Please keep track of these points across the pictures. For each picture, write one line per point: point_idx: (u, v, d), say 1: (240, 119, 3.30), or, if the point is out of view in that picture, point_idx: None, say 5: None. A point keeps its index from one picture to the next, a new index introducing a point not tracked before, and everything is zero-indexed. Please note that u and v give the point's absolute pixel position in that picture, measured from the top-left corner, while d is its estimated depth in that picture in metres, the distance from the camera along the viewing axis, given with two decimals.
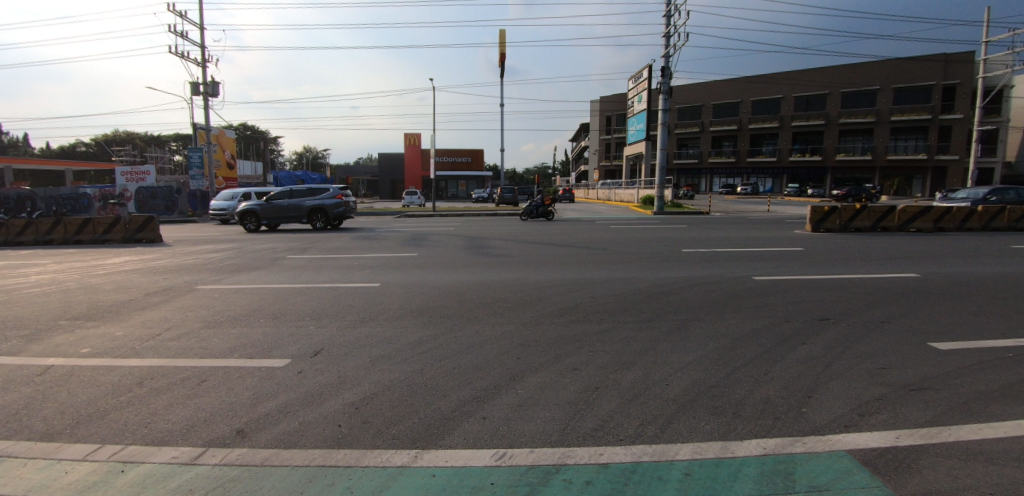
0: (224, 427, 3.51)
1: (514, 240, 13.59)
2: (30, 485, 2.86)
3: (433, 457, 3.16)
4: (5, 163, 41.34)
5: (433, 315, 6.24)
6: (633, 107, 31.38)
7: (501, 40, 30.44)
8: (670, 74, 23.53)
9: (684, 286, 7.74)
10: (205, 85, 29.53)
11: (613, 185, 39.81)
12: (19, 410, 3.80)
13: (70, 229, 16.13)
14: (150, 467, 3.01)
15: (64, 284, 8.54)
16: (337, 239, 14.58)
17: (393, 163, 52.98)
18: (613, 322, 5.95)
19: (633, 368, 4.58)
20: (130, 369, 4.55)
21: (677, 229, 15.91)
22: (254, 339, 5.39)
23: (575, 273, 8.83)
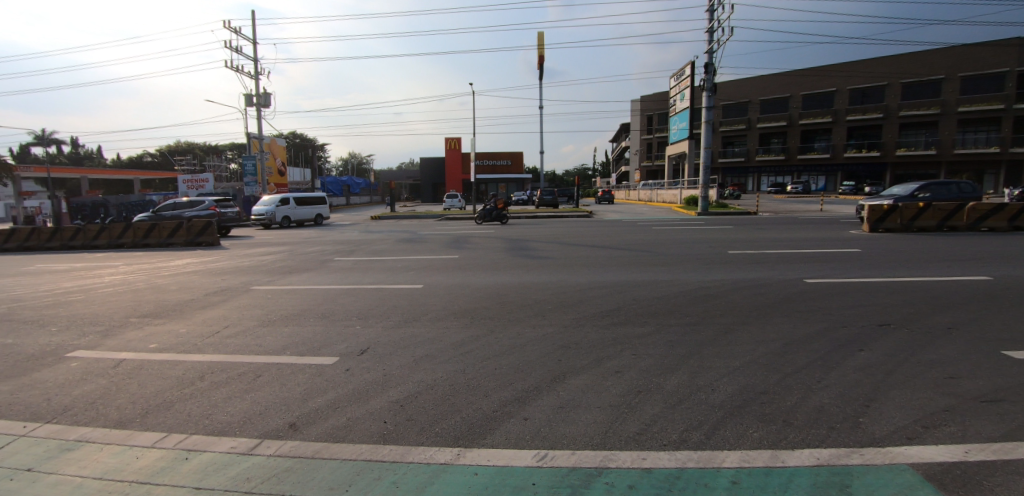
0: (278, 420, 3.68)
1: (554, 242, 13.58)
2: (106, 469, 3.09)
3: (475, 456, 3.19)
4: (82, 174, 44.86)
5: (475, 317, 6.31)
6: (676, 106, 30.71)
7: (540, 42, 30.52)
8: (714, 70, 22.88)
9: (732, 290, 7.48)
10: (258, 96, 31.12)
11: (655, 185, 39.03)
12: (98, 399, 4.12)
13: (139, 233, 17.31)
14: (211, 455, 3.20)
15: (135, 284, 9.20)
16: (382, 242, 14.99)
17: (434, 167, 54.01)
18: (657, 325, 5.83)
19: (677, 372, 4.48)
20: (193, 364, 4.84)
21: (722, 230, 15.44)
22: (305, 337, 5.62)
23: (617, 275, 8.69)
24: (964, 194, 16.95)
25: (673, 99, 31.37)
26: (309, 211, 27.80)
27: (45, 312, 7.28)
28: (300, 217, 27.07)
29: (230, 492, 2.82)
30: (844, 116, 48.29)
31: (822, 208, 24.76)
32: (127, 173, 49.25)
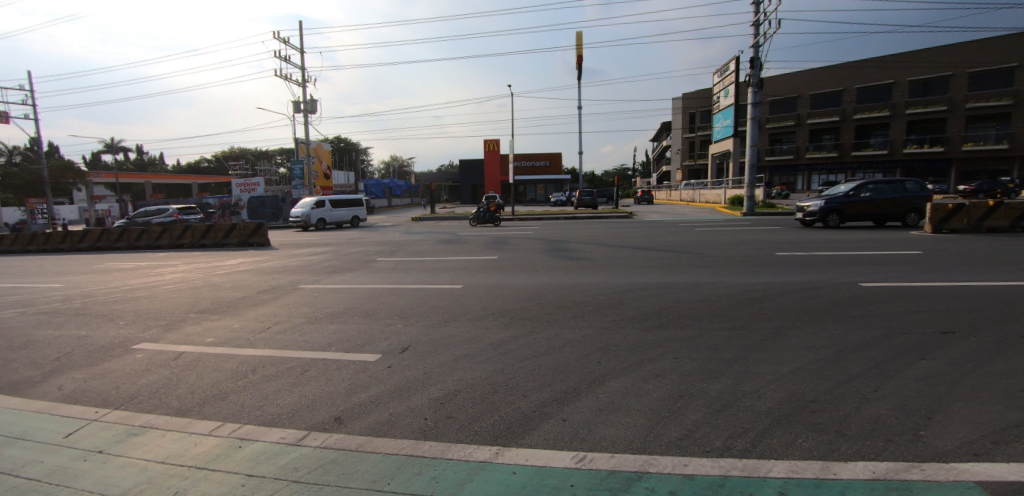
0: (324, 413, 3.81)
1: (593, 243, 13.43)
2: (167, 453, 3.28)
3: (514, 455, 3.20)
4: (145, 179, 47.91)
5: (514, 317, 6.32)
6: (719, 103, 29.86)
7: (578, 42, 30.32)
8: (760, 65, 22.08)
9: (779, 293, 7.20)
10: (305, 103, 32.38)
11: (697, 185, 38.02)
12: (160, 389, 4.39)
13: (197, 234, 18.33)
14: (262, 445, 3.34)
15: (193, 282, 9.75)
16: (423, 242, 15.30)
17: (473, 169, 54.56)
18: (699, 329, 5.68)
19: (721, 377, 4.34)
20: (246, 358, 5.09)
21: (770, 231, 14.87)
22: (350, 334, 5.79)
23: (657, 277, 8.53)
24: (911, 194, 15.28)
25: (716, 96, 30.52)
26: (346, 211, 28.53)
27: (114, 306, 7.82)
28: (335, 218, 27.88)
29: (280, 480, 2.94)
30: (904, 110, 45.60)
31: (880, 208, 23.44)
32: (187, 177, 52.25)
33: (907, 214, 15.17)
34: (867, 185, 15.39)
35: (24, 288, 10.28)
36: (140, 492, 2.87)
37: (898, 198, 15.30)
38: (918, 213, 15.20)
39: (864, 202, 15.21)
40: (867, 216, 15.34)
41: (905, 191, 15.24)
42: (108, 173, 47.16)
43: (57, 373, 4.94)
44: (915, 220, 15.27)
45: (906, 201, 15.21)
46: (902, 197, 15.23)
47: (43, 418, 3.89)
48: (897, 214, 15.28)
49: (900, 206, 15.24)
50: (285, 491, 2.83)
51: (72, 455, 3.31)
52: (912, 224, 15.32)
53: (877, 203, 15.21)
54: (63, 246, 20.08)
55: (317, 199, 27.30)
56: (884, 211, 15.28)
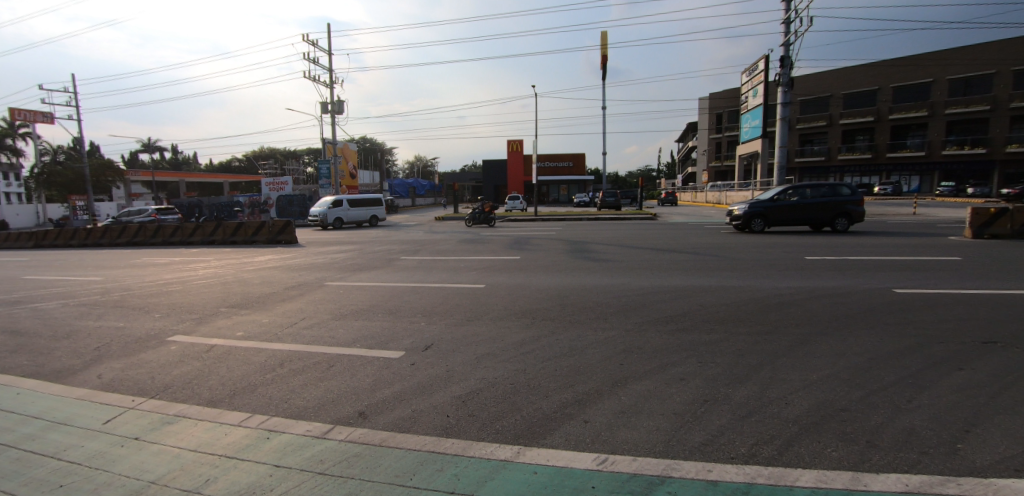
0: (349, 408, 3.87)
1: (616, 244, 13.30)
2: (199, 442, 3.39)
3: (535, 455, 3.20)
4: (180, 178, 49.50)
5: (536, 317, 6.31)
6: (747, 103, 29.26)
7: (603, 42, 30.09)
8: (790, 64, 21.52)
9: (808, 298, 7.01)
10: (332, 104, 32.98)
11: (724, 187, 37.31)
12: (191, 380, 4.53)
13: (228, 231, 18.90)
14: (289, 437, 3.42)
15: (223, 278, 10.03)
16: (446, 242, 15.42)
17: (495, 169, 54.70)
18: (725, 333, 5.57)
19: (747, 382, 4.25)
20: (274, 352, 5.21)
21: (799, 234, 14.50)
22: (374, 331, 5.88)
23: (682, 280, 8.41)
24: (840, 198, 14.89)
25: (744, 96, 29.92)
26: (365, 211, 28.81)
27: (149, 300, 8.11)
28: (351, 218, 28.27)
29: (306, 472, 3.01)
30: (943, 109, 43.93)
31: (917, 212, 22.57)
32: (218, 176, 53.86)
33: (835, 218, 14.84)
34: (793, 189, 15.15)
35: (66, 281, 10.74)
36: (174, 479, 2.97)
37: (827, 203, 14.96)
38: (848, 217, 14.88)
39: (786, 207, 15.02)
40: (790, 221, 15.13)
41: (835, 195, 14.87)
42: (144, 171, 48.98)
43: (97, 362, 5.16)
44: (843, 225, 14.92)
45: (834, 206, 14.86)
46: (829, 200, 14.91)
47: (83, 405, 4.06)
48: (824, 219, 14.98)
49: (828, 211, 14.91)
50: (311, 482, 2.89)
51: (110, 441, 3.44)
52: (840, 229, 14.98)
53: (800, 207, 15.00)
54: (102, 241, 20.93)
55: (335, 199, 27.68)
56: (810, 215, 15.00)
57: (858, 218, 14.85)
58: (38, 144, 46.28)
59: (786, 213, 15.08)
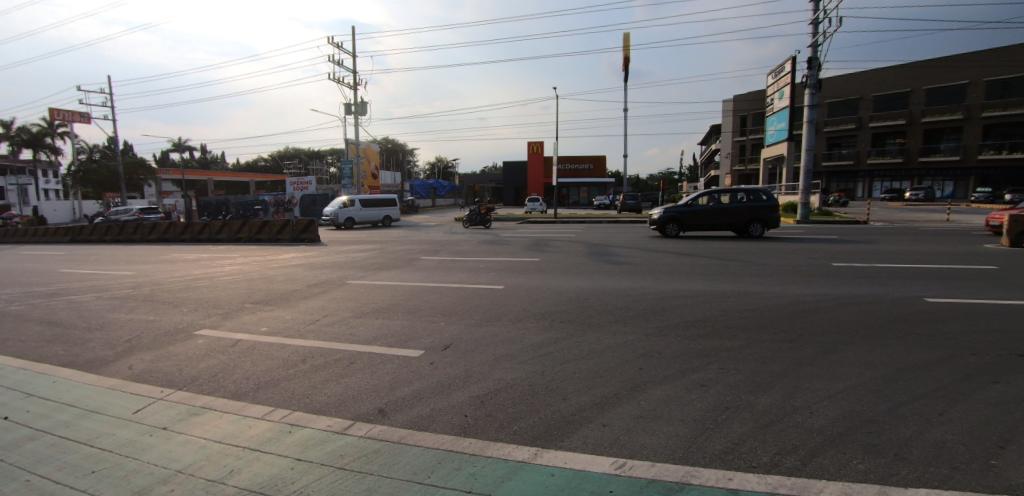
0: (369, 405, 3.92)
1: (637, 247, 13.19)
2: (224, 434, 3.47)
3: (553, 456, 3.19)
4: (208, 176, 50.75)
5: (556, 319, 6.30)
6: (773, 105, 28.74)
7: (626, 44, 29.88)
8: (818, 65, 21.05)
9: (834, 305, 6.84)
10: (355, 105, 33.49)
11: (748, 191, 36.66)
12: (217, 373, 4.65)
13: (253, 229, 19.32)
14: (311, 431, 3.48)
15: (249, 274, 10.26)
16: (466, 242, 15.50)
17: (515, 171, 54.75)
18: (747, 340, 5.47)
19: (770, 390, 4.17)
20: (297, 348, 5.31)
21: (826, 240, 14.15)
22: (394, 330, 5.94)
23: (703, 284, 8.29)
24: (755, 203, 15.17)
25: (770, 99, 29.39)
26: (377, 211, 29.10)
27: (178, 294, 8.35)
28: (363, 218, 28.63)
29: (327, 466, 3.05)
30: (979, 112, 42.48)
31: (950, 219, 21.86)
32: (244, 175, 55.14)
33: (749, 223, 15.14)
34: (707, 194, 15.49)
35: (101, 275, 11.13)
36: (200, 468, 3.04)
37: (741, 208, 15.27)
38: (762, 223, 15.14)
39: (700, 212, 15.37)
40: (703, 226, 15.47)
41: (748, 201, 15.12)
42: (174, 169, 50.46)
43: (128, 354, 5.33)
44: (759, 229, 15.21)
45: (749, 211, 15.17)
46: (743, 206, 15.20)
47: (115, 394, 4.20)
48: (739, 223, 15.29)
49: (742, 216, 15.23)
50: (331, 476, 2.93)
51: (140, 430, 3.55)
52: (756, 234, 15.28)
53: (714, 212, 15.33)
54: (134, 238, 21.61)
55: (348, 199, 28.06)
56: (724, 220, 15.33)
57: (774, 223, 15.12)
58: (75, 143, 48.08)
59: (699, 218, 15.43)
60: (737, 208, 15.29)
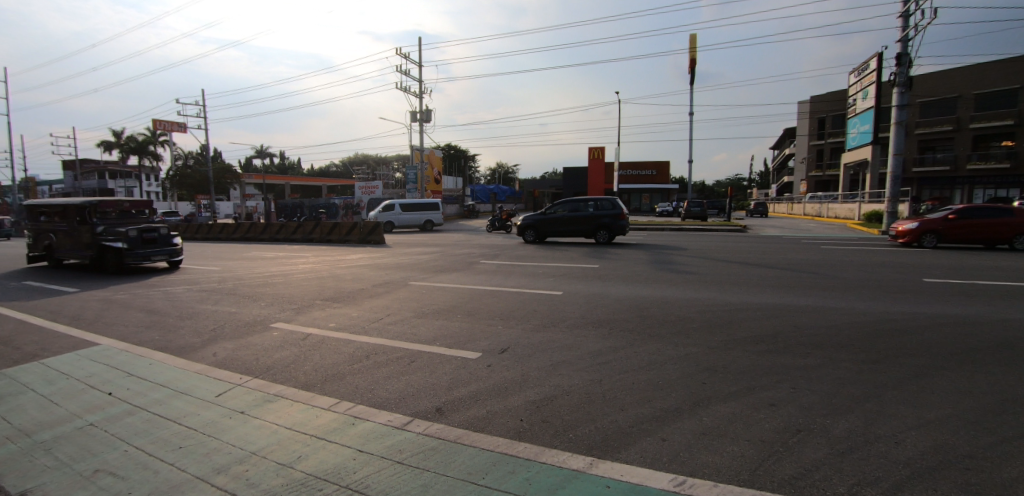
0: (427, 403, 4.02)
1: (701, 256, 12.68)
2: (294, 421, 3.67)
3: (608, 468, 3.11)
4: (286, 181, 54.32)
5: (615, 328, 6.16)
6: (856, 106, 26.74)
7: (692, 46, 28.92)
8: (909, 62, 19.35)
9: (926, 325, 6.21)
10: (420, 112, 34.66)
11: (826, 199, 34.22)
12: (289, 364, 4.94)
13: (324, 230, 20.47)
14: (372, 425, 3.61)
15: (319, 273, 10.88)
16: (524, 247, 15.57)
17: (574, 176, 54.32)
18: (823, 359, 5.09)
19: (848, 415, 3.85)
20: (361, 344, 5.55)
21: (917, 253, 12.93)
22: (453, 331, 6.06)
23: (774, 298, 7.82)
24: (600, 212, 16.33)
25: (851, 99, 27.39)
26: (415, 214, 29.66)
27: (257, 289, 8.99)
28: (402, 221, 29.79)
29: (386, 459, 3.15)
30: None
31: None
32: (318, 180, 58.57)
33: (596, 230, 16.26)
34: (561, 203, 16.84)
35: (199, 270, 12.12)
36: (272, 452, 3.24)
37: (589, 216, 16.45)
38: (608, 230, 16.23)
39: (551, 218, 16.70)
40: (555, 232, 16.74)
41: (595, 209, 16.34)
42: (256, 174, 54.45)
43: (213, 342, 5.78)
44: (604, 237, 16.31)
45: (595, 219, 16.33)
46: (591, 215, 16.40)
47: (200, 378, 4.57)
48: (588, 231, 16.44)
49: (590, 224, 16.37)
50: (390, 469, 3.03)
51: (221, 412, 3.84)
52: (603, 241, 16.36)
53: (565, 219, 16.60)
54: (220, 236, 23.53)
55: (386, 204, 29.05)
56: (574, 227, 16.53)
57: (618, 229, 16.17)
58: (173, 150, 53.09)
59: (551, 224, 16.73)
60: (585, 216, 16.52)
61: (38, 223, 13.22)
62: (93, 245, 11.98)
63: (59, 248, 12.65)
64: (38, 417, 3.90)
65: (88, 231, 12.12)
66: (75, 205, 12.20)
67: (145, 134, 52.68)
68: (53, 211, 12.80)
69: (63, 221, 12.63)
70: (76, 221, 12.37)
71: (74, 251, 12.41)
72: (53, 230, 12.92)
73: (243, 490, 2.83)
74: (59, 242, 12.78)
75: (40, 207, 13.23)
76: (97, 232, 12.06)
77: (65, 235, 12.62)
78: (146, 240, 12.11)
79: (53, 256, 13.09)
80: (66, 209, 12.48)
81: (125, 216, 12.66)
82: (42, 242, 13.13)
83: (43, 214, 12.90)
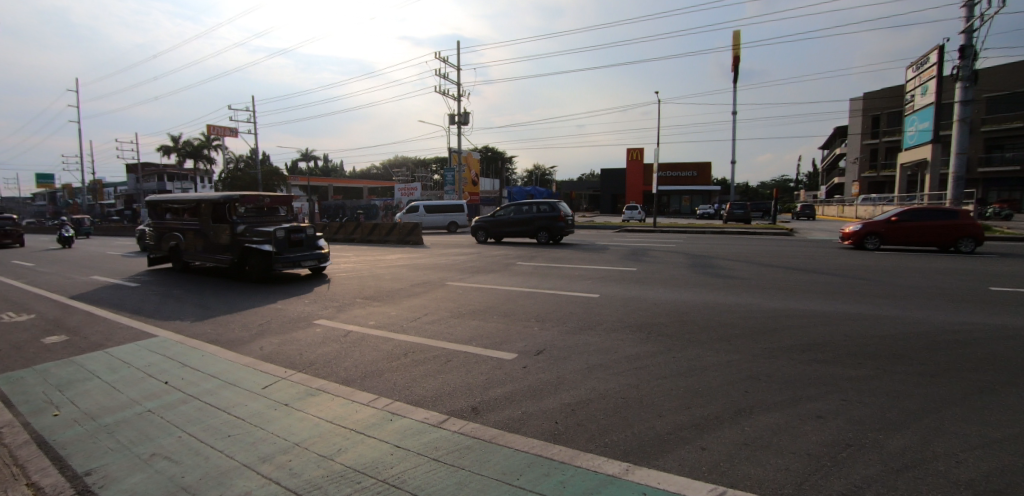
0: (463, 402, 4.05)
1: (744, 261, 12.27)
2: (335, 415, 3.78)
3: (645, 475, 3.04)
4: (329, 183, 56.10)
5: (654, 332, 6.04)
6: (914, 103, 25.26)
7: (737, 42, 28.02)
8: (974, 54, 18.12)
9: (994, 337, 5.78)
10: (459, 115, 35.01)
11: (881, 201, 32.42)
12: (331, 359, 5.09)
13: (365, 231, 21.04)
14: (409, 421, 3.67)
15: (360, 272, 11.18)
16: (561, 249, 15.50)
17: (612, 178, 53.60)
18: (877, 370, 4.81)
19: (904, 431, 3.62)
20: (400, 342, 5.66)
21: (983, 260, 12.06)
22: (489, 331, 6.10)
23: (823, 305, 7.46)
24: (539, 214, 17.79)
25: (909, 95, 25.85)
26: (439, 215, 30.10)
27: (302, 287, 9.32)
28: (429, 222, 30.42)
29: (422, 456, 3.19)
30: None
31: None
32: (359, 182, 60.34)
33: (536, 232, 17.73)
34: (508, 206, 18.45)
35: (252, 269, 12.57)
36: (313, 444, 3.34)
37: (532, 218, 17.91)
38: (547, 232, 17.66)
39: (497, 221, 18.35)
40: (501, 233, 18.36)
41: (535, 212, 17.82)
42: (301, 176, 56.38)
43: (260, 337, 6.03)
44: (545, 238, 17.76)
45: (536, 221, 17.77)
46: (533, 217, 17.88)
47: (248, 371, 4.77)
48: (530, 231, 17.93)
49: (532, 225, 17.85)
50: (426, 466, 3.06)
51: (268, 404, 4.00)
52: (544, 242, 17.81)
53: (508, 221, 18.23)
54: None
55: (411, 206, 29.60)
56: (518, 228, 18.09)
57: (556, 230, 17.55)
58: (225, 154, 55.68)
59: (498, 226, 18.38)
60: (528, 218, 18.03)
61: (162, 220, 12.28)
62: (234, 248, 10.50)
63: (190, 249, 11.44)
64: (103, 402, 4.16)
65: (221, 231, 10.77)
66: (207, 201, 10.94)
67: (200, 139, 55.47)
68: (183, 207, 11.64)
69: (193, 219, 11.44)
70: (203, 219, 11.14)
71: (211, 254, 11.07)
72: (179, 229, 11.84)
73: (286, 479, 2.94)
74: (190, 242, 11.58)
75: (165, 203, 12.25)
76: (242, 232, 10.58)
77: (198, 234, 11.36)
78: (293, 242, 10.55)
79: (178, 258, 12.05)
80: (198, 205, 11.26)
81: (261, 213, 11.16)
82: (166, 241, 12.12)
83: (171, 210, 11.83)
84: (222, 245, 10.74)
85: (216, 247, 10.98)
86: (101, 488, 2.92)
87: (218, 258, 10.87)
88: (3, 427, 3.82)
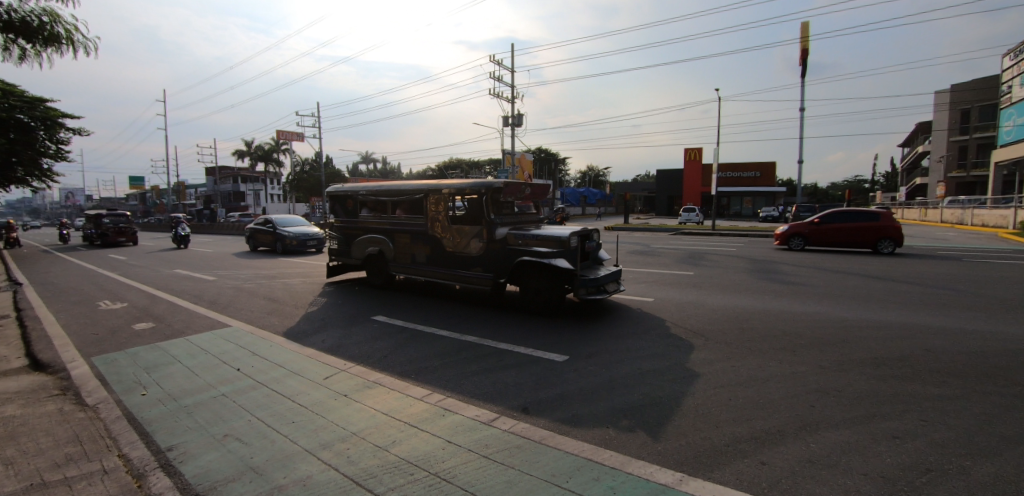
0: (514, 401, 4.07)
1: (812, 266, 11.58)
2: (390, 408, 3.90)
3: (701, 487, 2.92)
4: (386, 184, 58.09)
5: (710, 339, 5.82)
6: (1011, 95, 22.87)
7: (805, 34, 26.48)
8: None
9: None
10: (512, 117, 35.20)
11: (971, 203, 29.57)
12: (386, 354, 5.27)
13: None
14: (461, 418, 3.72)
15: None
16: (614, 252, 15.27)
17: (668, 179, 52.05)
18: (965, 390, 4.38)
19: (999, 458, 3.27)
20: (452, 340, 5.77)
21: None
22: (540, 332, 6.09)
23: (902, 316, 6.90)
24: None
25: (1006, 87, 23.44)
26: None
27: (361, 284, 9.72)
28: None
29: (473, 453, 3.24)
30: None
31: None
32: None
33: None
34: None
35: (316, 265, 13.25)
36: (370, 434, 3.46)
37: None
38: None
39: None
40: None
41: None
42: (362, 178, 58.68)
43: (323, 330, 6.33)
44: None
45: None
46: None
47: (311, 362, 5.02)
48: None
49: None
50: (476, 463, 3.10)
51: (329, 394, 4.19)
52: None
53: None
54: None
55: None
56: None
57: None
58: (293, 157, 58.86)
59: None
60: None
61: (356, 218, 10.33)
62: (498, 261, 8.20)
63: (406, 260, 9.42)
64: (184, 385, 4.52)
65: (470, 233, 8.54)
66: (445, 193, 8.75)
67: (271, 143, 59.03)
68: (430, 206, 9.13)
69: (411, 218, 9.36)
70: (455, 216, 8.80)
71: (447, 268, 8.95)
72: (385, 230, 9.79)
73: (345, 466, 3.06)
74: (402, 248, 9.60)
75: (357, 196, 10.35)
76: (505, 238, 8.19)
77: (422, 239, 9.23)
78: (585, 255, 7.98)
79: (380, 267, 10.09)
80: (423, 199, 9.16)
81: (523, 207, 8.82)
82: (359, 243, 10.18)
83: (371, 205, 9.88)
84: (470, 254, 8.47)
85: (434, 252, 9.02)
86: (181, 463, 3.17)
87: (471, 273, 8.48)
88: (101, 402, 4.23)
